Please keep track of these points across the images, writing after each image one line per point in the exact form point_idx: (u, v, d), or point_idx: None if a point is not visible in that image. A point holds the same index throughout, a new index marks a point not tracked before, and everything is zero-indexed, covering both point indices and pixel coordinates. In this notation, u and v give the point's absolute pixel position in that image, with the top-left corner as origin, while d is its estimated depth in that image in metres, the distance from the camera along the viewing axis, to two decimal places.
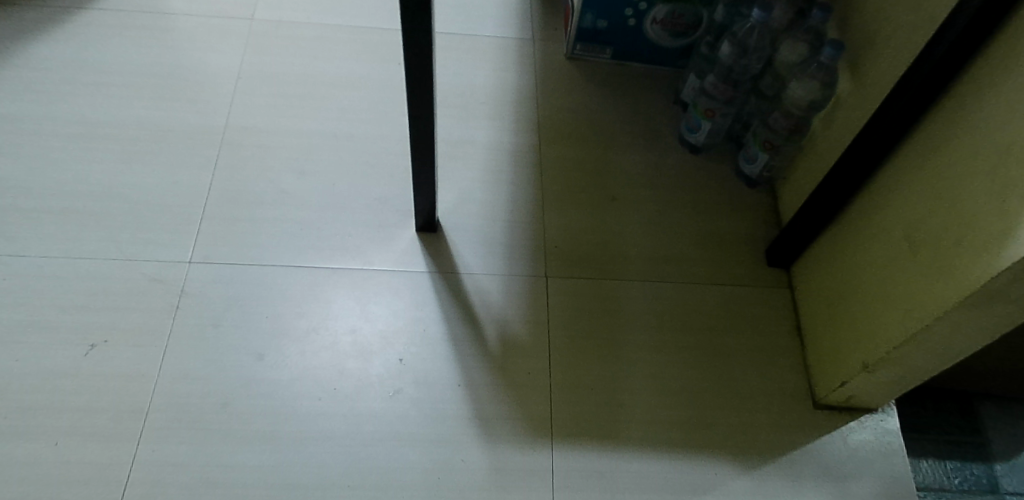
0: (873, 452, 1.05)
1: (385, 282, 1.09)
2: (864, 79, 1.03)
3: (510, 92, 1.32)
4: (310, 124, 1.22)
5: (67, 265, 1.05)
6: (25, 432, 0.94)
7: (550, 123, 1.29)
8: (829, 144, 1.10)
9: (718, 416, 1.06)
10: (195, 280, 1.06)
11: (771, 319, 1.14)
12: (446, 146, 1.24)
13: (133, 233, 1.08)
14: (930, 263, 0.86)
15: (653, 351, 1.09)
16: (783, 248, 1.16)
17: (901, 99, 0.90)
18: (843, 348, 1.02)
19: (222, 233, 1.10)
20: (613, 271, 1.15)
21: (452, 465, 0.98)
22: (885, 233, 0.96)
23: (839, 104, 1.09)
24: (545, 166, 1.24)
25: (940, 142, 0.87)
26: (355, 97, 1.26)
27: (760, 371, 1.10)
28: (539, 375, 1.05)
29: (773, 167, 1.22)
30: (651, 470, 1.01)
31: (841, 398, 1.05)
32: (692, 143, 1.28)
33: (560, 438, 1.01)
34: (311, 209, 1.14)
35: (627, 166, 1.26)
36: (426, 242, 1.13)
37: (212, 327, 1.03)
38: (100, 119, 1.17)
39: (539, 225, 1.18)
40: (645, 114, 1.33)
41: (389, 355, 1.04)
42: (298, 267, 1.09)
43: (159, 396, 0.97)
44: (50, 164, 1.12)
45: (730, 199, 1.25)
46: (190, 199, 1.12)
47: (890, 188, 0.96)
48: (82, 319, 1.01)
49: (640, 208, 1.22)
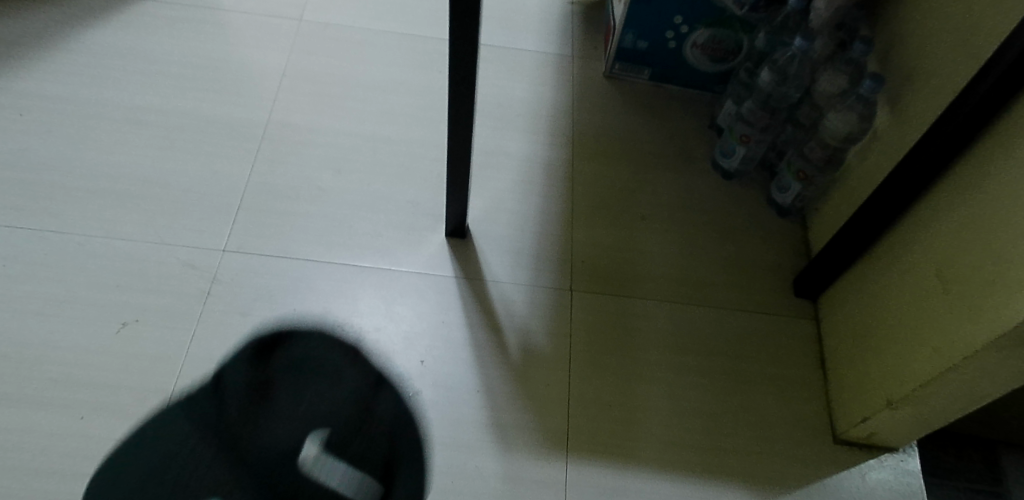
0: (892, 491, 1.03)
1: (411, 284, 1.11)
2: (903, 114, 1.02)
3: (546, 105, 1.34)
4: (351, 125, 1.25)
5: (106, 245, 1.08)
6: (54, 403, 0.97)
7: (585, 138, 1.30)
8: (863, 177, 1.09)
9: (736, 443, 1.05)
10: (229, 268, 1.09)
11: (795, 350, 1.13)
12: (481, 155, 1.26)
13: (171, 219, 1.12)
14: (961, 302, 0.85)
15: (671, 372, 1.09)
16: (811, 279, 1.15)
17: (941, 136, 0.89)
18: (866, 384, 1.01)
19: (256, 225, 1.13)
20: (636, 289, 1.15)
21: (463, 469, 0.99)
22: (916, 270, 0.95)
23: (875, 137, 1.08)
24: (576, 181, 1.25)
25: (977, 181, 0.86)
26: (395, 100, 1.29)
27: (780, 401, 1.09)
28: (557, 387, 1.06)
29: (805, 197, 1.22)
30: (665, 491, 1.00)
31: (862, 434, 1.04)
32: (726, 168, 1.28)
33: (575, 453, 1.01)
34: (344, 207, 1.16)
35: (660, 186, 1.27)
36: (455, 247, 1.15)
37: (240, 315, 1.05)
38: (148, 107, 1.22)
39: (567, 239, 1.19)
40: (680, 136, 1.33)
41: (411, 356, 1.06)
42: (327, 264, 1.11)
43: (184, 379, 1.00)
44: (99, 148, 1.17)
45: (761, 227, 1.24)
46: (229, 190, 1.16)
47: (923, 224, 0.95)
48: (117, 298, 1.05)
49: (669, 229, 1.22)
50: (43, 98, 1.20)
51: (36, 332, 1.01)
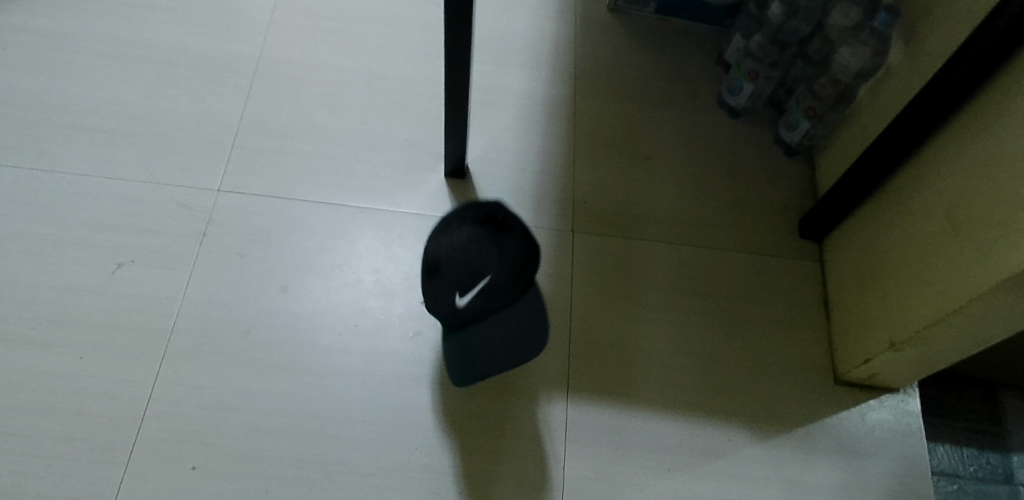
0: (891, 431, 1.04)
1: (410, 225, 1.09)
2: (918, 47, 0.98)
3: (548, 40, 1.29)
4: (346, 60, 1.20)
5: (98, 184, 1.06)
6: (51, 343, 0.97)
7: (588, 75, 1.26)
8: (874, 115, 1.06)
9: (736, 384, 1.05)
10: (225, 209, 1.07)
11: (798, 291, 1.12)
12: (480, 92, 1.22)
13: (164, 158, 1.09)
14: (970, 244, 0.83)
15: (673, 314, 1.08)
16: (817, 220, 1.13)
17: (958, 71, 0.86)
18: (869, 325, 1.00)
19: (251, 164, 1.10)
20: (639, 231, 1.14)
21: (465, 409, 0.99)
22: (925, 210, 0.93)
23: (888, 73, 1.04)
24: (579, 120, 1.22)
25: (993, 118, 0.83)
26: (391, 34, 1.24)
27: (782, 342, 1.08)
28: (558, 329, 1.05)
29: (814, 135, 1.18)
30: (665, 430, 1.01)
31: (863, 375, 1.03)
32: (733, 106, 1.24)
33: (575, 393, 1.01)
34: (341, 146, 1.13)
35: (664, 125, 1.23)
36: (455, 188, 1.13)
37: (238, 256, 1.04)
38: (136, 41, 1.18)
39: (569, 179, 1.16)
40: (686, 73, 1.29)
41: (411, 297, 1.05)
42: (325, 204, 1.09)
43: (183, 319, 1.00)
44: (88, 84, 1.13)
45: (767, 166, 1.22)
46: (222, 128, 1.13)
47: (935, 163, 0.92)
48: (112, 238, 1.03)
49: (673, 169, 1.19)
50: (27, 32, 1.16)
51: (30, 272, 1.00)
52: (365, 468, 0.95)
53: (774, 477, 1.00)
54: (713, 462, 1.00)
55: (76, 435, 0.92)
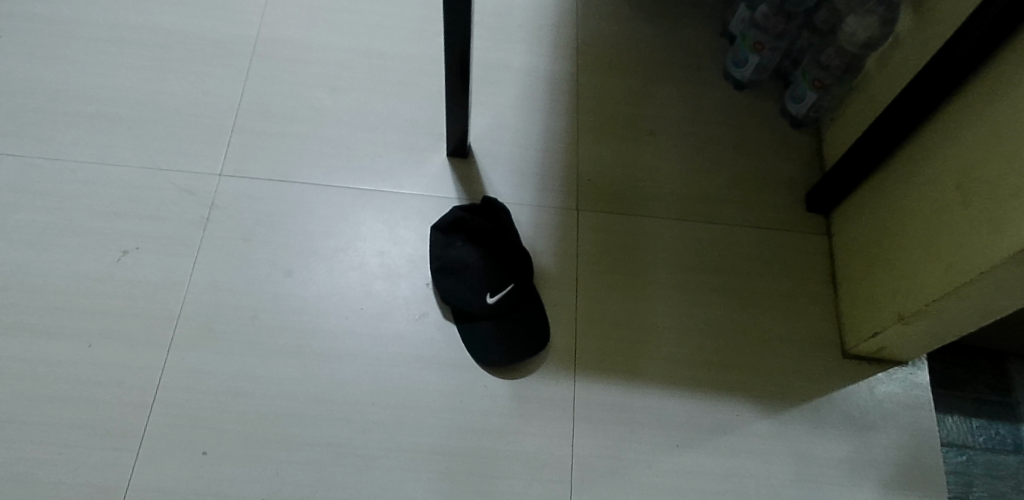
0: (899, 404, 1.04)
1: (414, 206, 1.09)
2: (929, 15, 0.96)
3: (549, 14, 1.27)
4: (344, 40, 1.19)
5: (100, 171, 1.06)
6: (59, 331, 0.97)
7: (590, 50, 1.24)
8: (882, 85, 1.04)
9: (744, 360, 1.05)
10: (227, 193, 1.06)
11: (806, 265, 1.11)
12: (481, 69, 1.20)
13: (165, 143, 1.08)
14: (982, 216, 0.82)
15: (679, 291, 1.08)
16: (824, 193, 1.12)
17: (970, 38, 0.84)
18: (878, 299, 0.99)
19: (252, 148, 1.10)
20: (644, 207, 1.13)
21: (472, 390, 0.99)
22: (935, 182, 0.91)
23: (897, 42, 1.02)
24: (582, 96, 1.20)
25: (1005, 87, 0.81)
26: (389, 12, 1.22)
27: (789, 317, 1.08)
28: (564, 308, 1.05)
29: (821, 106, 1.17)
30: (673, 407, 1.01)
31: (871, 348, 1.03)
32: (738, 79, 1.22)
33: (583, 372, 1.01)
34: (342, 128, 1.12)
35: (668, 99, 1.22)
36: (458, 167, 1.12)
37: (242, 241, 1.04)
38: (132, 24, 1.16)
39: (573, 157, 1.15)
40: (689, 45, 1.27)
41: (416, 279, 1.04)
42: (327, 187, 1.08)
43: (189, 305, 1.00)
44: (86, 70, 1.12)
45: (773, 139, 1.20)
46: (222, 112, 1.12)
47: (945, 134, 0.91)
48: (116, 226, 1.03)
49: (679, 144, 1.18)
50: (23, 18, 1.15)
51: (35, 261, 1.00)
52: (374, 450, 0.95)
53: (782, 452, 1.00)
54: (721, 437, 1.00)
55: (88, 422, 0.93)
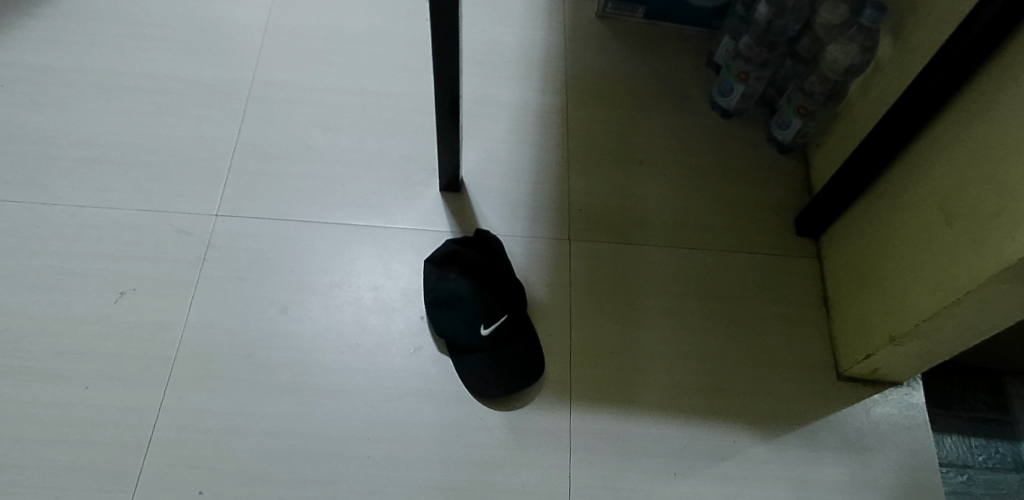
0: (895, 425, 1.04)
1: (407, 241, 1.10)
2: (908, 43, 0.98)
3: (538, 50, 1.29)
4: (337, 80, 1.21)
5: (98, 214, 1.07)
6: (56, 374, 0.98)
7: (579, 83, 1.27)
8: (865, 111, 1.06)
9: (738, 385, 1.05)
10: (224, 232, 1.08)
11: (798, 289, 1.12)
12: (472, 105, 1.23)
13: (162, 185, 1.10)
14: (966, 236, 0.83)
15: (673, 317, 1.09)
16: (813, 217, 1.13)
17: (943, 66, 0.87)
18: (869, 320, 1.00)
19: (248, 188, 1.11)
20: (635, 236, 1.14)
21: (468, 422, 0.99)
22: (920, 203, 0.93)
23: (878, 68, 1.04)
24: (571, 128, 1.22)
25: (983, 110, 0.83)
26: (381, 52, 1.25)
27: (782, 341, 1.08)
28: (558, 338, 1.06)
29: (807, 132, 1.18)
30: (669, 434, 1.01)
31: (865, 370, 1.03)
32: (725, 107, 1.24)
33: (579, 402, 1.02)
34: (336, 166, 1.14)
35: (656, 129, 1.24)
36: (449, 201, 1.13)
37: (237, 280, 1.05)
38: (131, 71, 1.19)
39: (564, 188, 1.17)
40: (676, 76, 1.29)
41: (411, 312, 1.05)
42: (322, 224, 1.10)
43: (186, 345, 1.00)
44: (84, 116, 1.14)
45: (762, 166, 1.22)
46: (219, 153, 1.14)
47: (927, 157, 0.93)
48: (113, 267, 1.04)
49: (668, 172, 1.20)
50: (23, 67, 1.17)
51: (32, 305, 1.01)
52: (370, 485, 0.95)
53: (780, 476, 1.00)
54: (719, 463, 1.00)
55: (87, 464, 0.93)
